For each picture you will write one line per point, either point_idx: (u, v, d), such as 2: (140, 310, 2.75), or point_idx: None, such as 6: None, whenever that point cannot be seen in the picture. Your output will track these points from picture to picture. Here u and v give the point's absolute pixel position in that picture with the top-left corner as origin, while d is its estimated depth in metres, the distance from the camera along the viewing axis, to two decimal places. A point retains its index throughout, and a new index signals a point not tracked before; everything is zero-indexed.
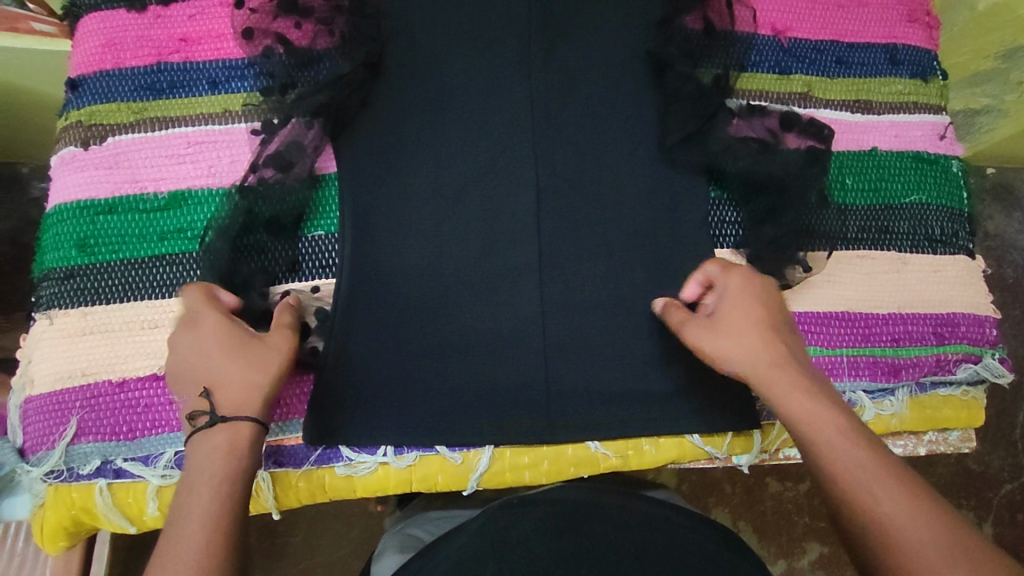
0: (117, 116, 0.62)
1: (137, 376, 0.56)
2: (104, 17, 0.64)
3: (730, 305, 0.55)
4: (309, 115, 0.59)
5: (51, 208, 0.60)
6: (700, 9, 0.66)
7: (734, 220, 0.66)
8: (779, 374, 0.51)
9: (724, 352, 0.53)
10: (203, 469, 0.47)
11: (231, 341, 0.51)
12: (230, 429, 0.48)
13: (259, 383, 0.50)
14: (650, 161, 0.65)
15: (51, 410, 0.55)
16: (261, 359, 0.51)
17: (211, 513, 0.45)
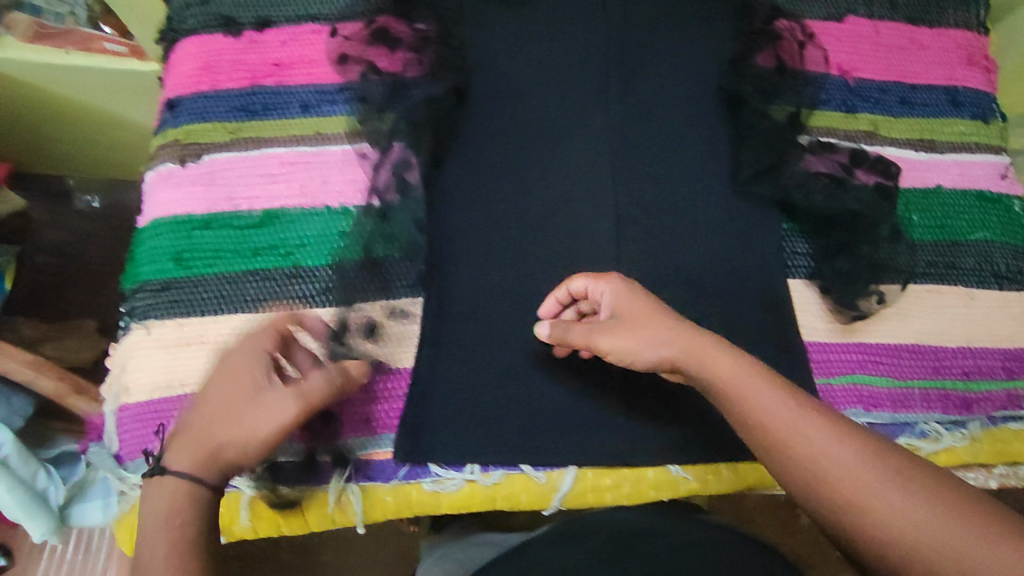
0: (213, 135, 0.64)
1: None
2: (201, 40, 0.67)
3: (625, 305, 0.52)
4: (409, 141, 0.62)
5: (148, 222, 0.62)
6: (772, 49, 0.69)
7: (805, 250, 0.67)
8: (697, 344, 0.48)
9: (631, 347, 0.50)
10: (162, 506, 0.43)
11: (242, 383, 0.47)
12: (191, 467, 0.43)
13: (261, 425, 0.45)
14: (724, 191, 0.66)
15: (150, 418, 0.57)
16: (244, 411, 0.45)
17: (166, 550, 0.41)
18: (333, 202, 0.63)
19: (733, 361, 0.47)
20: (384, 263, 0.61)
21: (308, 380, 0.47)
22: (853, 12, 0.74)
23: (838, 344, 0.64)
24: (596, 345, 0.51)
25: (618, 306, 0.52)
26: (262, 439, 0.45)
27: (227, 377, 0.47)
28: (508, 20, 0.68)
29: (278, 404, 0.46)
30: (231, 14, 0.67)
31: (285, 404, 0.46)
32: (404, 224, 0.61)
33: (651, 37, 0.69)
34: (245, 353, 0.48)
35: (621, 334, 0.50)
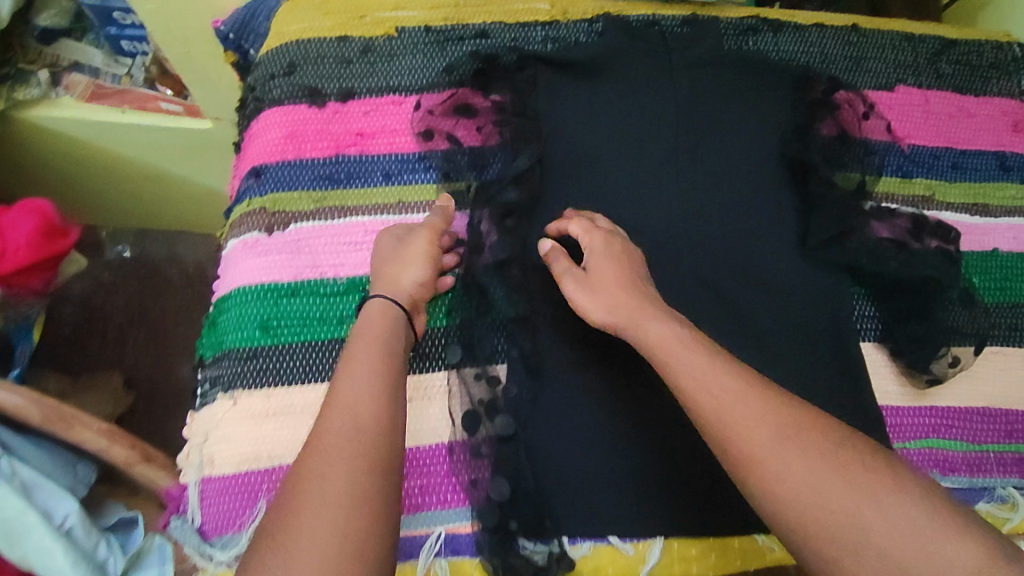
0: (298, 204, 0.66)
1: None
2: (286, 111, 0.69)
3: (603, 264, 0.58)
4: (501, 211, 0.65)
5: (232, 290, 0.63)
6: (834, 119, 0.73)
7: (873, 314, 0.68)
8: (637, 309, 0.55)
9: (579, 295, 0.57)
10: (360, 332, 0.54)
11: (387, 248, 0.61)
12: (385, 296, 0.56)
13: (417, 250, 0.60)
14: (791, 256, 0.68)
15: (239, 491, 0.57)
16: (400, 253, 0.60)
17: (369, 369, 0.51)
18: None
19: (667, 325, 0.53)
20: (470, 329, 0.62)
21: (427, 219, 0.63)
22: (902, 81, 0.78)
23: (911, 407, 0.65)
24: (563, 286, 0.59)
25: (592, 265, 0.58)
26: (422, 263, 0.59)
27: (380, 252, 0.62)
28: (578, 93, 0.72)
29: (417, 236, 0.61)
30: (316, 85, 0.70)
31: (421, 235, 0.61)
32: (488, 291, 0.62)
33: (713, 108, 0.73)
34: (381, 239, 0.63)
35: (576, 290, 0.58)
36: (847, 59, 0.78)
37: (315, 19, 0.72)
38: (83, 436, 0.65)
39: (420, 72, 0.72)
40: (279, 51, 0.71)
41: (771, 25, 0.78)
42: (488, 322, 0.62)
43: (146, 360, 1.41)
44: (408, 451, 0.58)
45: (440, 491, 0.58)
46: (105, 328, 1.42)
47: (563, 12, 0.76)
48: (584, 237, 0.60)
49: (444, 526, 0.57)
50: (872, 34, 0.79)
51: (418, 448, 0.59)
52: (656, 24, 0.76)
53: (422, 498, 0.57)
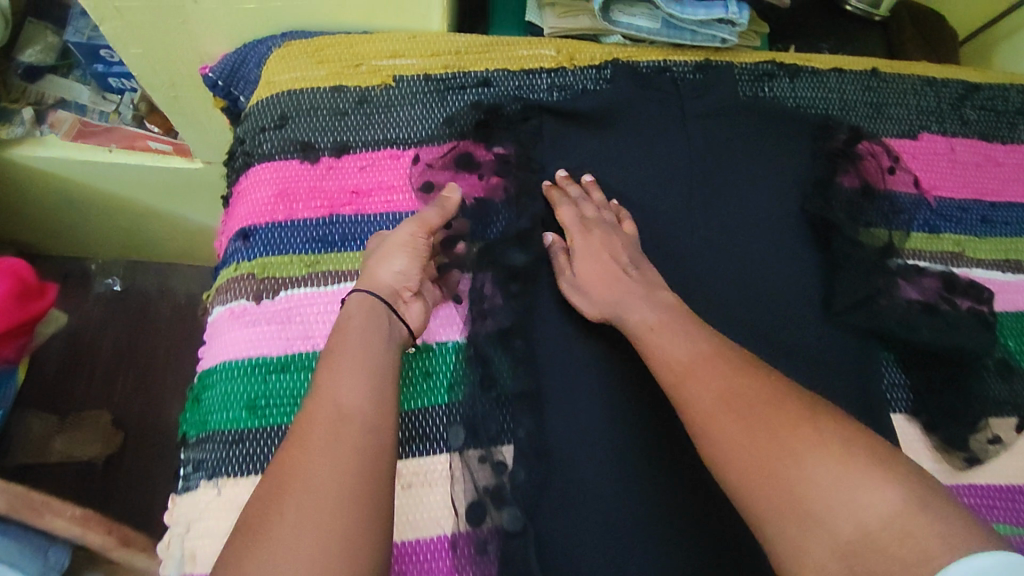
0: (289, 269, 0.62)
1: None
2: (277, 167, 0.65)
3: (586, 263, 0.61)
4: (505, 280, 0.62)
5: (218, 364, 0.59)
6: (856, 170, 0.70)
7: (904, 383, 0.65)
8: (625, 298, 0.58)
9: (574, 288, 0.61)
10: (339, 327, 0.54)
11: (369, 244, 0.61)
12: (366, 291, 0.56)
13: (394, 241, 0.59)
14: (810, 321, 0.65)
15: None
16: (386, 248, 0.59)
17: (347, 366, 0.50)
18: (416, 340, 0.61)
19: (647, 314, 0.57)
20: (473, 407, 0.58)
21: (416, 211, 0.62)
22: (926, 128, 0.74)
23: (949, 486, 0.61)
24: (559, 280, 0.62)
25: (579, 267, 0.62)
26: (403, 253, 0.59)
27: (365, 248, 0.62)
28: (587, 147, 0.69)
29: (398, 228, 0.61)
30: (309, 140, 0.66)
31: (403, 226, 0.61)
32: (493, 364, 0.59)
33: (728, 160, 0.69)
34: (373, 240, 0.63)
35: (576, 290, 0.61)
36: (868, 105, 0.74)
37: (308, 68, 0.68)
38: (54, 524, 0.62)
39: (419, 125, 0.68)
40: (270, 102, 0.67)
41: (788, 69, 0.74)
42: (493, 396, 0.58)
43: (133, 400, 1.34)
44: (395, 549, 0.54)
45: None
46: (92, 365, 1.36)
47: (570, 57, 0.72)
48: (573, 236, 0.64)
49: None
50: (892, 80, 0.75)
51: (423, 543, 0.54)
52: (667, 70, 0.72)
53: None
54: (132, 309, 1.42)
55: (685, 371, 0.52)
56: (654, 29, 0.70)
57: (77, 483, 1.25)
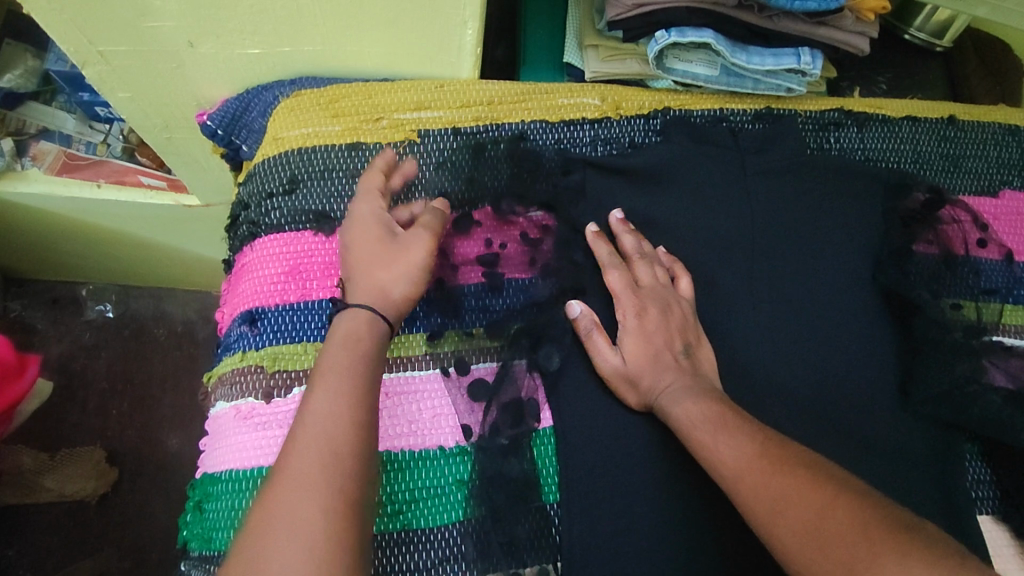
0: (303, 360, 0.54)
1: None
2: (287, 239, 0.57)
3: (633, 345, 0.55)
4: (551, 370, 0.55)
5: (223, 473, 0.52)
6: (934, 235, 0.62)
7: (989, 478, 0.58)
8: (676, 388, 0.52)
9: (620, 369, 0.54)
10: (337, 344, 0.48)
11: (372, 237, 0.52)
12: (370, 309, 0.49)
13: (411, 263, 0.51)
14: (890, 409, 0.58)
15: None
16: (393, 253, 0.51)
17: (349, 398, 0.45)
18: (447, 441, 0.53)
19: (694, 405, 0.51)
20: (515, 518, 0.52)
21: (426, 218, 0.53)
22: (1007, 184, 0.67)
23: None
24: (599, 359, 0.55)
25: (626, 349, 0.55)
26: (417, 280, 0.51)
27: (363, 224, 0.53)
28: (635, 207, 0.61)
29: (416, 240, 0.52)
30: (323, 207, 0.58)
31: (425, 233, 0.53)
32: (534, 466, 0.53)
33: (797, 221, 0.61)
34: (368, 207, 0.54)
35: (621, 378, 0.54)
36: (944, 158, 0.67)
37: (321, 122, 0.60)
38: None
39: (448, 186, 0.60)
40: (278, 162, 0.59)
41: (856, 117, 0.67)
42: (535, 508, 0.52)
43: (127, 435, 1.26)
44: None
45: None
46: (84, 396, 1.28)
47: (616, 105, 0.64)
48: (626, 308, 0.56)
49: None
50: (971, 127, 0.68)
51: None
52: (724, 120, 0.64)
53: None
54: (123, 339, 1.34)
55: (761, 491, 0.44)
56: (712, 78, 0.62)
57: (70, 525, 1.17)
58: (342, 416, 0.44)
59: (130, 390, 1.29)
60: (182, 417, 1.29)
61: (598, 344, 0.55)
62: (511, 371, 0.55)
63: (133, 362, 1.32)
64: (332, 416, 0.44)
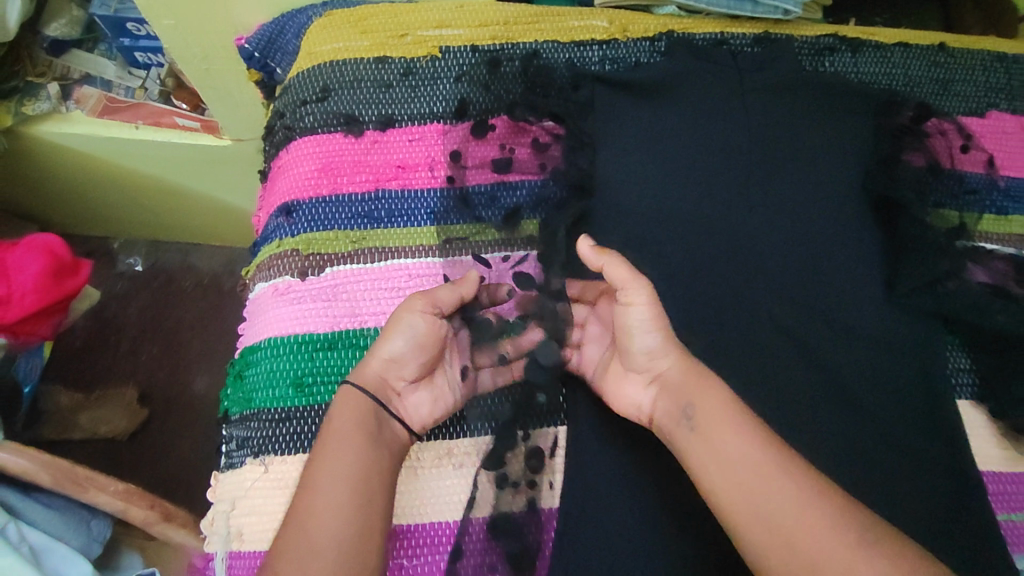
0: (334, 245, 0.60)
1: (421, 518, 0.54)
2: (320, 140, 0.62)
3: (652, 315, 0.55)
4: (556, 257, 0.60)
5: (262, 342, 0.58)
6: (924, 147, 0.66)
7: (967, 367, 0.62)
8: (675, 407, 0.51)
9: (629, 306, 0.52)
10: (339, 425, 0.50)
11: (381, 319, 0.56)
12: (354, 380, 0.52)
13: (395, 322, 0.53)
14: (874, 302, 0.62)
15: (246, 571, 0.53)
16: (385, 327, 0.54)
17: (351, 477, 0.47)
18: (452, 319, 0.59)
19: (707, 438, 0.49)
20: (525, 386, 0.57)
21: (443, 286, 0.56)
22: (994, 106, 0.70)
23: (1012, 472, 0.60)
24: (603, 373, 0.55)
25: (631, 388, 0.53)
26: (399, 342, 0.53)
27: (409, 334, 0.53)
28: (637, 118, 0.64)
29: (406, 301, 0.55)
30: (352, 112, 0.63)
31: (414, 305, 0.54)
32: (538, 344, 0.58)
33: (793, 129, 0.65)
34: (413, 306, 0.54)
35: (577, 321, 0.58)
36: (935, 81, 0.71)
37: (351, 38, 0.66)
38: (97, 500, 0.59)
39: (466, 97, 0.65)
40: (311, 74, 0.64)
41: (850, 43, 0.71)
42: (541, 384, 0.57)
43: (156, 377, 1.33)
44: (428, 525, 0.54)
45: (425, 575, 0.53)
46: (116, 340, 1.35)
47: (623, 28, 0.69)
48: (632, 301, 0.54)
49: None
50: (961, 54, 0.72)
51: (446, 522, 0.54)
52: (724, 43, 0.69)
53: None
54: (152, 289, 1.40)
55: None
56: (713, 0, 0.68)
57: (104, 460, 1.24)
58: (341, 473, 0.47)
59: (159, 336, 1.37)
60: (208, 362, 1.35)
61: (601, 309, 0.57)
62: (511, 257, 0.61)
63: (161, 309, 1.39)
64: (343, 428, 0.49)
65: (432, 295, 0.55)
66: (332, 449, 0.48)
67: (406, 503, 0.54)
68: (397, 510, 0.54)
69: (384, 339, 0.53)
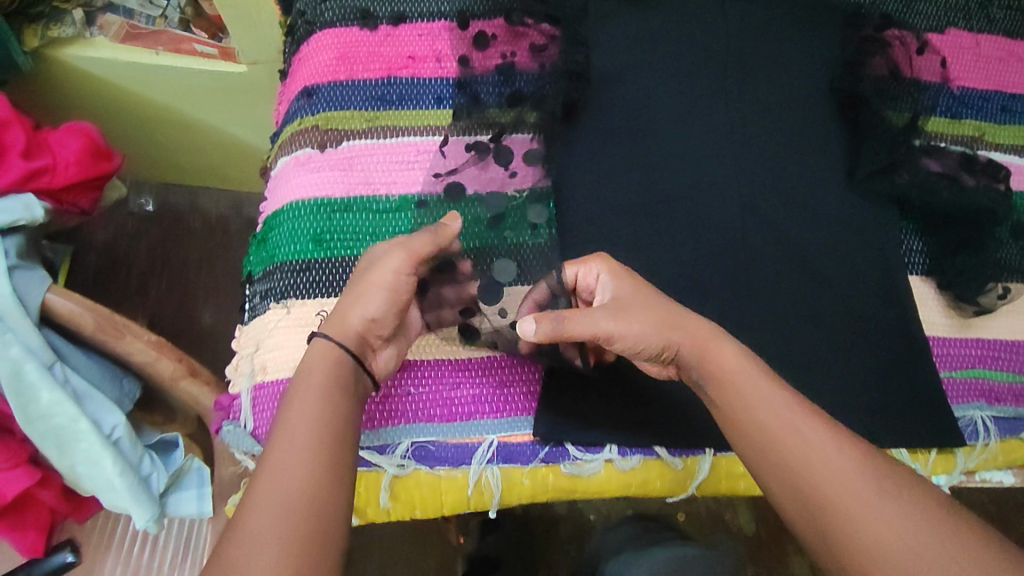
0: (351, 123, 0.66)
1: (421, 355, 0.59)
2: (338, 33, 0.68)
3: (625, 286, 0.55)
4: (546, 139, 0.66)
5: (285, 206, 0.63)
6: (885, 56, 0.73)
7: (920, 248, 0.69)
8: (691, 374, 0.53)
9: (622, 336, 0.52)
10: (312, 375, 0.48)
11: (359, 270, 0.55)
12: (326, 335, 0.50)
13: (377, 281, 0.52)
14: (837, 187, 0.68)
15: (268, 399, 0.58)
16: (360, 285, 0.52)
17: (309, 427, 0.45)
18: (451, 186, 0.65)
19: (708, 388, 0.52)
20: (521, 248, 0.64)
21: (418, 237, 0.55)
22: (953, 24, 0.77)
23: (957, 338, 0.66)
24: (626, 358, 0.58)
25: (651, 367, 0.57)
26: (379, 300, 0.52)
27: (381, 291, 0.52)
28: (629, 17, 0.70)
29: (387, 257, 0.53)
30: (366, 9, 0.69)
31: (394, 261, 0.53)
32: (543, 207, 0.65)
33: (767, 36, 0.72)
34: (393, 266, 0.53)
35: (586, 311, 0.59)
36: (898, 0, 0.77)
37: None
38: (132, 347, 0.64)
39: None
40: None
41: None
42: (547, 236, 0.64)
43: (168, 308, 1.40)
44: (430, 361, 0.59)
45: (431, 403, 0.58)
46: (129, 272, 1.41)
47: None
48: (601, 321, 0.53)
49: (448, 433, 0.58)
50: None
51: (447, 361, 0.59)
52: None
53: (417, 411, 0.58)
54: (162, 226, 1.46)
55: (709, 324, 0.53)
56: None
57: None
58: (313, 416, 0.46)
59: (171, 270, 1.43)
60: (217, 296, 1.42)
61: (588, 280, 0.57)
62: (513, 137, 0.67)
63: (172, 245, 1.45)
64: (318, 375, 0.48)
65: (410, 251, 0.54)
66: (295, 399, 0.47)
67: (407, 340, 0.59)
68: None
69: (356, 292, 0.52)
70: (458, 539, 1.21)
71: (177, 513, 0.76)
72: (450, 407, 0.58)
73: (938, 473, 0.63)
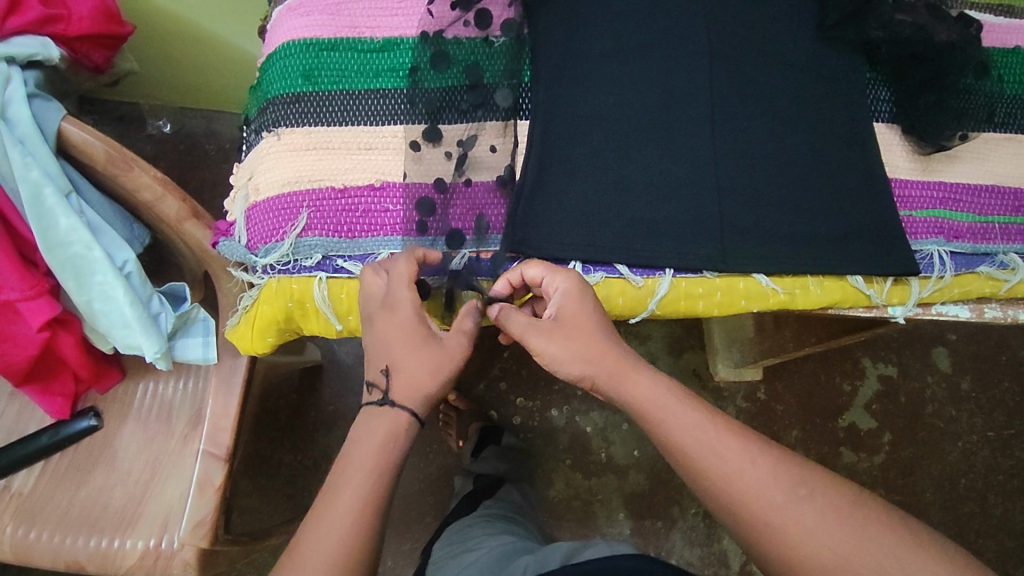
0: None
1: (399, 179, 0.65)
2: None
3: (573, 306, 0.59)
4: None
5: (277, 48, 0.67)
6: None
7: (887, 97, 0.71)
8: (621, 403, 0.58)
9: (565, 351, 0.58)
10: (372, 439, 0.56)
11: (414, 329, 0.58)
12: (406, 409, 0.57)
13: (452, 360, 0.59)
14: (808, 39, 0.70)
15: (262, 215, 0.64)
16: (437, 353, 0.59)
17: (357, 503, 0.52)
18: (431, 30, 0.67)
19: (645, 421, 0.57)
20: (497, 88, 0.68)
21: (468, 322, 0.61)
22: None
23: (919, 179, 0.69)
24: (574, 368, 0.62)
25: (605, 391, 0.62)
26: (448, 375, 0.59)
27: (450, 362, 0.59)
28: None
29: (455, 339, 0.60)
30: None
31: (458, 342, 0.60)
32: (510, 92, 0.68)
33: None
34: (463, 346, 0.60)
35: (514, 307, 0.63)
36: None
37: None
38: (139, 181, 0.67)
39: None
40: None
41: None
42: (519, 105, 0.68)
43: None
44: (408, 184, 0.66)
45: (397, 220, 0.65)
46: None
47: None
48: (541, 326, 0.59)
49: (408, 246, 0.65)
50: None
51: (426, 185, 0.66)
52: None
53: (396, 226, 0.65)
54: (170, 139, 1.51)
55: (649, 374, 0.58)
56: None
57: None
58: (367, 473, 0.54)
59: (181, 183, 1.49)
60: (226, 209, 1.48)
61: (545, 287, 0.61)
62: None
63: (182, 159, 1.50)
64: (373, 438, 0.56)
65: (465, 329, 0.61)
66: (347, 477, 0.54)
67: (387, 164, 0.65)
68: (381, 170, 0.65)
69: (434, 366, 0.58)
70: (456, 442, 1.23)
71: (184, 358, 0.83)
72: (417, 225, 0.65)
73: (893, 302, 0.67)
